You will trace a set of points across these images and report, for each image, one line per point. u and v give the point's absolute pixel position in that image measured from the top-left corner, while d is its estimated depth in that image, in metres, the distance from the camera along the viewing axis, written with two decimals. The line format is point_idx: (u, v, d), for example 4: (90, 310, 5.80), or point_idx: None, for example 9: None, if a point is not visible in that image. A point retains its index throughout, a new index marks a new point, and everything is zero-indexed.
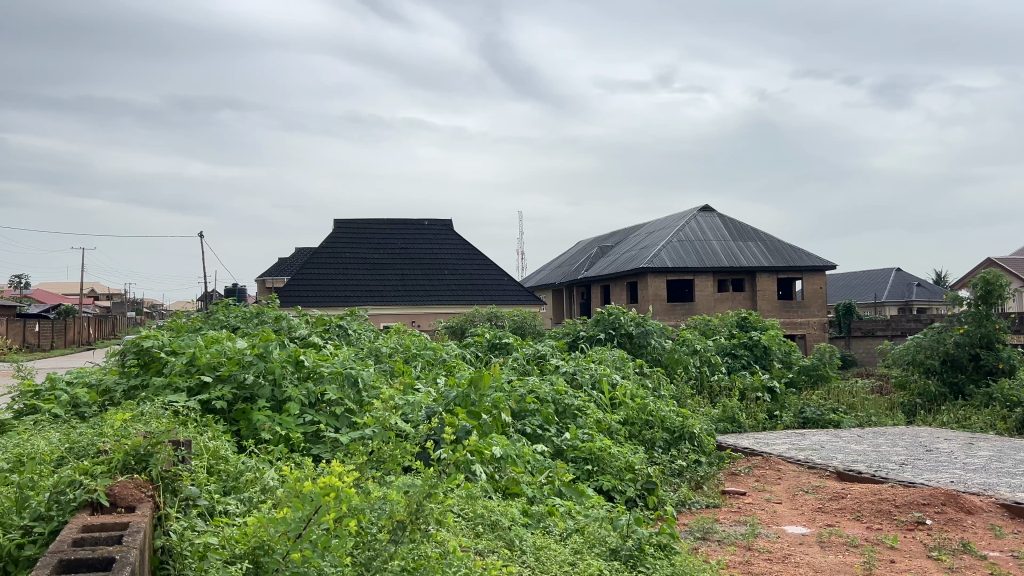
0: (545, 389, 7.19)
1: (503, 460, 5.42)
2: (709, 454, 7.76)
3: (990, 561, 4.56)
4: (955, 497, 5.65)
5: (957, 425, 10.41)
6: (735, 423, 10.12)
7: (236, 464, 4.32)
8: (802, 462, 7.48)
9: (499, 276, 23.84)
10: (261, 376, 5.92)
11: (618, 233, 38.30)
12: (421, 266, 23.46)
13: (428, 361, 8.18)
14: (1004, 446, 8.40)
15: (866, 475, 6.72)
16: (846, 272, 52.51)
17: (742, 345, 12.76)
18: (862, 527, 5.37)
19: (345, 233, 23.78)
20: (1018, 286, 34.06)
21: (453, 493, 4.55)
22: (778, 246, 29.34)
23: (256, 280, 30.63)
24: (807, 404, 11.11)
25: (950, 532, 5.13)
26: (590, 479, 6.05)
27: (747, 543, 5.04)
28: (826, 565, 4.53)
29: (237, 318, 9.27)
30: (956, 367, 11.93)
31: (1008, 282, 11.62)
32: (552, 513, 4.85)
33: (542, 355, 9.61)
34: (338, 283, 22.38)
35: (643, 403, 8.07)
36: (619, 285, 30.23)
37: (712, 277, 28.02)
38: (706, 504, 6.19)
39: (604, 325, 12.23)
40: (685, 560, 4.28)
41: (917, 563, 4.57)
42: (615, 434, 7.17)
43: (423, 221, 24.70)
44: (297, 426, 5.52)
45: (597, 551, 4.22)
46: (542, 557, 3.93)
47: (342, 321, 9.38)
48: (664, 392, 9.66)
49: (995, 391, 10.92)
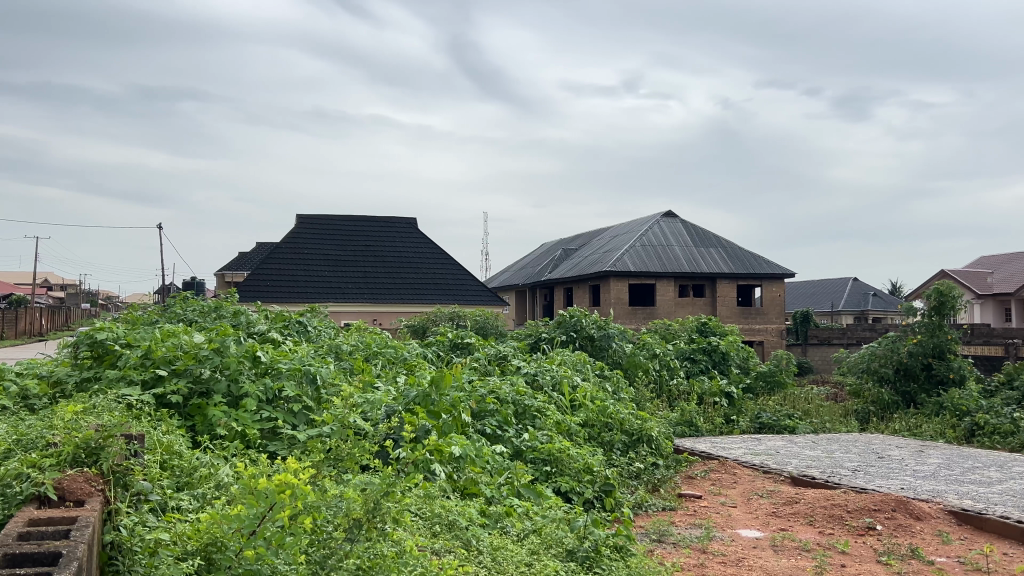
0: (505, 390, 7.21)
1: (462, 460, 5.41)
2: (667, 457, 7.83)
3: (937, 566, 4.66)
4: (905, 503, 5.76)
5: (908, 433, 10.62)
6: (693, 427, 10.26)
7: (190, 459, 4.26)
8: (757, 467, 7.58)
9: (463, 276, 23.80)
10: (218, 371, 5.81)
11: (582, 235, 38.48)
12: (383, 264, 23.29)
13: (388, 360, 8.13)
14: (953, 454, 8.60)
15: (820, 480, 6.83)
16: (804, 281, 53.37)
17: (701, 350, 12.86)
18: (814, 531, 5.46)
19: (307, 228, 23.58)
20: (970, 299, 34.95)
21: (410, 492, 4.52)
22: (738, 253, 29.70)
23: (215, 273, 30.13)
24: (763, 410, 11.23)
25: (899, 537, 5.23)
26: (547, 480, 6.07)
27: (701, 545, 5.10)
28: (778, 569, 4.59)
29: (195, 311, 9.16)
30: (908, 377, 12.16)
31: (960, 293, 11.87)
32: (510, 514, 4.84)
33: (504, 355, 9.63)
34: (299, 280, 22.16)
35: (602, 405, 8.09)
36: (582, 288, 30.36)
37: (673, 282, 28.26)
38: (663, 506, 6.25)
39: (566, 326, 12.23)
40: (640, 562, 4.31)
41: (866, 567, 4.65)
42: (574, 436, 7.18)
43: (387, 220, 24.62)
44: (253, 422, 5.45)
45: (554, 552, 4.23)
46: (498, 557, 3.92)
47: (302, 317, 9.29)
48: (623, 395, 9.73)
49: (945, 401, 11.18)
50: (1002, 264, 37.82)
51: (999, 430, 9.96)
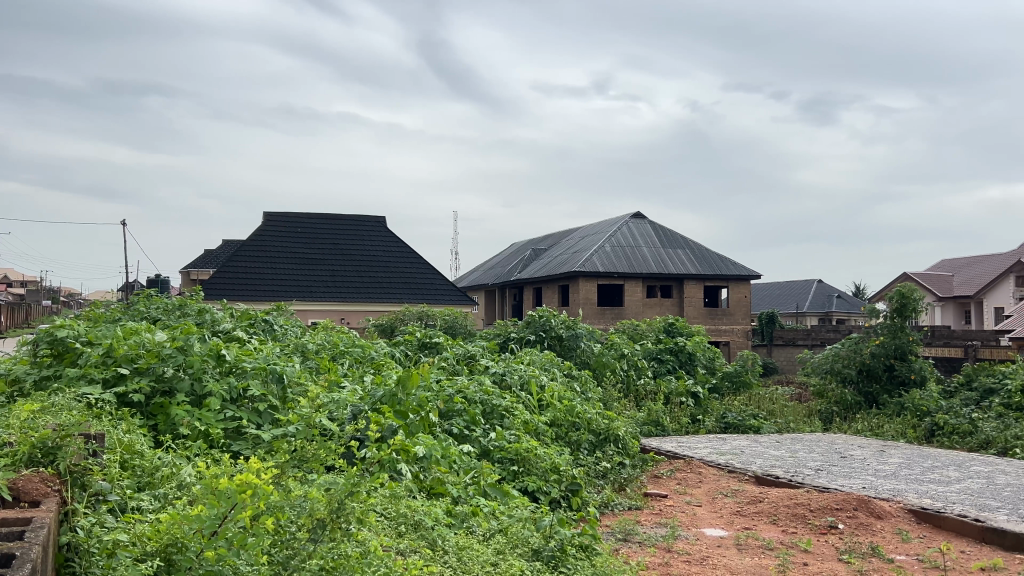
0: (473, 390, 7.20)
1: (428, 459, 5.39)
2: (633, 456, 7.89)
3: (897, 564, 4.73)
4: (867, 502, 5.84)
5: (871, 433, 10.78)
6: (659, 427, 10.35)
7: (151, 459, 4.20)
8: (722, 466, 7.64)
9: (432, 276, 23.74)
10: (181, 369, 5.74)
11: (552, 235, 38.57)
12: (351, 262, 23.17)
13: (356, 359, 8.09)
14: (914, 454, 8.73)
15: (783, 480, 6.90)
16: (770, 283, 53.95)
17: (668, 351, 12.94)
18: (777, 530, 5.51)
19: (274, 225, 23.37)
20: (931, 302, 35.57)
21: (376, 493, 4.49)
22: (705, 255, 29.94)
23: (180, 271, 29.72)
24: (728, 410, 11.35)
25: (861, 536, 5.31)
26: (514, 480, 6.07)
27: (666, 544, 5.13)
28: (742, 567, 4.64)
29: (158, 309, 9.03)
30: (871, 377, 12.33)
31: (921, 295, 12.08)
32: (476, 514, 4.84)
33: (472, 355, 9.62)
34: (266, 278, 21.98)
35: (570, 405, 8.09)
36: (551, 288, 30.42)
37: (641, 283, 28.43)
38: (629, 506, 6.28)
39: (535, 326, 12.24)
40: (605, 562, 4.32)
41: (828, 566, 4.71)
42: (542, 436, 7.18)
43: (356, 218, 24.49)
44: (216, 421, 5.38)
45: (519, 552, 4.23)
46: (464, 557, 3.91)
47: (268, 316, 9.21)
48: (590, 394, 9.78)
49: (906, 402, 11.36)
50: (961, 268, 38.56)
51: (958, 430, 10.15)
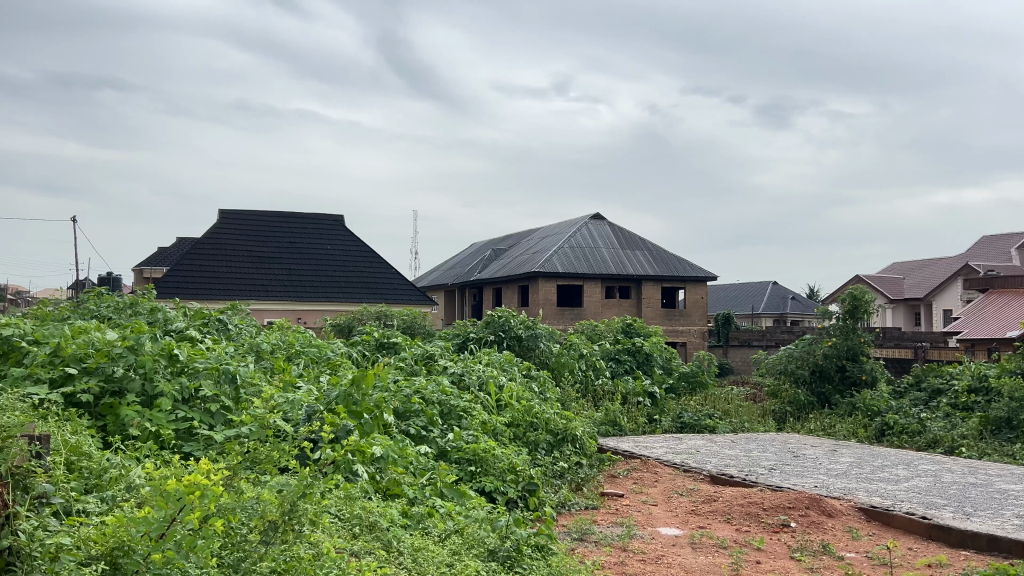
0: (431, 391, 7.17)
1: (385, 460, 5.37)
2: (590, 456, 7.94)
3: (846, 561, 4.81)
4: (818, 501, 5.95)
5: (823, 433, 10.95)
6: (616, 426, 10.43)
7: (99, 460, 4.11)
8: (677, 466, 7.71)
9: (391, 276, 23.61)
10: (131, 369, 5.62)
11: (512, 236, 38.62)
12: (309, 261, 22.95)
13: (312, 359, 8.01)
14: (864, 454, 8.87)
15: (736, 479, 7.00)
16: (727, 285, 54.62)
17: (626, 351, 13.03)
18: (731, 529, 5.58)
19: (230, 223, 23.07)
20: (882, 304, 36.33)
21: (330, 494, 4.46)
22: (664, 256, 30.21)
23: (132, 269, 29.23)
24: (684, 410, 11.47)
25: (812, 534, 5.40)
26: (471, 481, 6.06)
27: (622, 544, 5.16)
28: (696, 566, 4.68)
29: (109, 308, 8.86)
30: (823, 378, 12.54)
31: (872, 297, 12.33)
32: (432, 515, 4.81)
33: (430, 355, 9.59)
34: (221, 277, 21.71)
35: (528, 405, 8.09)
36: (511, 288, 30.44)
37: (600, 284, 28.60)
38: (586, 506, 6.30)
39: (494, 326, 12.22)
40: (561, 561, 4.34)
41: (780, 564, 4.77)
42: (500, 436, 7.17)
43: (314, 216, 24.28)
44: (167, 422, 5.30)
45: (475, 552, 4.22)
46: (419, 557, 3.90)
47: (222, 315, 9.09)
48: (548, 395, 9.81)
49: (858, 402, 11.57)
50: (912, 271, 39.45)
51: (907, 430, 10.37)
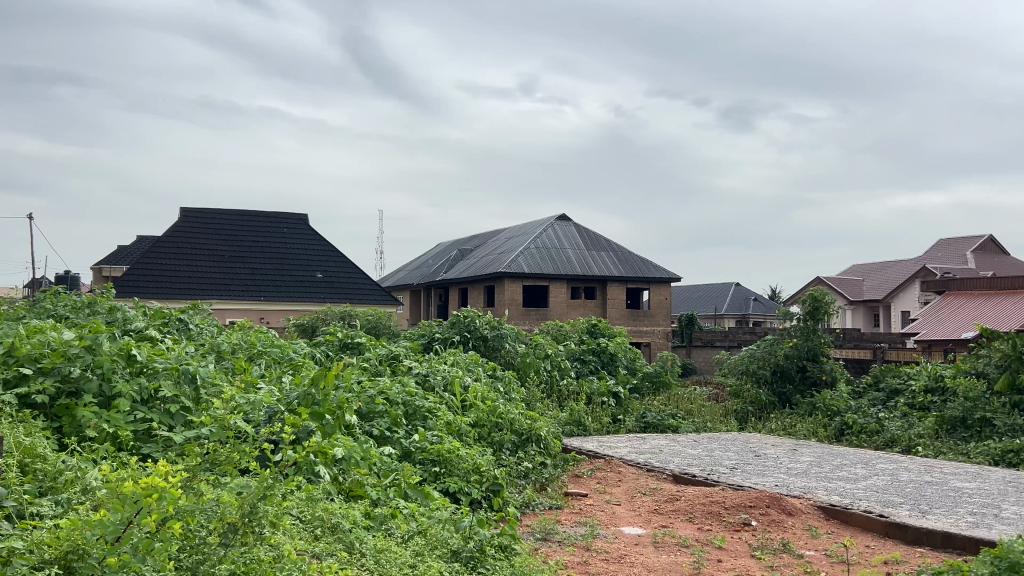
0: (395, 391, 7.14)
1: (347, 461, 5.35)
2: (554, 456, 7.96)
3: (805, 559, 4.88)
4: (778, 500, 6.02)
5: (784, 433, 11.09)
6: (581, 426, 10.47)
7: (54, 463, 4.04)
8: (641, 466, 7.76)
9: (356, 275, 23.46)
10: (88, 369, 5.52)
11: (479, 236, 38.59)
12: (272, 261, 22.72)
13: (273, 360, 7.94)
14: (824, 453, 8.99)
15: (699, 478, 7.06)
16: (691, 286, 55.12)
17: (591, 351, 13.08)
18: (693, 527, 5.63)
19: (192, 221, 22.77)
20: (842, 305, 36.93)
21: (292, 496, 4.42)
22: (629, 257, 30.41)
23: (91, 268, 28.73)
24: (648, 409, 11.56)
25: (772, 532, 5.46)
26: (435, 481, 6.04)
27: (585, 544, 5.17)
28: (658, 565, 4.71)
29: (66, 307, 8.70)
30: (784, 378, 12.71)
31: (832, 299, 12.51)
32: (395, 516, 4.79)
33: (395, 356, 9.55)
34: (182, 276, 21.42)
35: (493, 406, 8.09)
36: (477, 289, 30.43)
37: (565, 284, 28.70)
38: (549, 506, 6.32)
39: (460, 326, 12.20)
40: (524, 561, 4.34)
41: (741, 562, 4.82)
42: (464, 436, 7.16)
43: (277, 215, 24.04)
44: (125, 423, 5.22)
45: (438, 553, 4.21)
46: (381, 558, 3.88)
47: (183, 314, 8.96)
48: (513, 395, 9.82)
49: (818, 401, 11.74)
50: (871, 272, 40.13)
51: (865, 429, 10.54)
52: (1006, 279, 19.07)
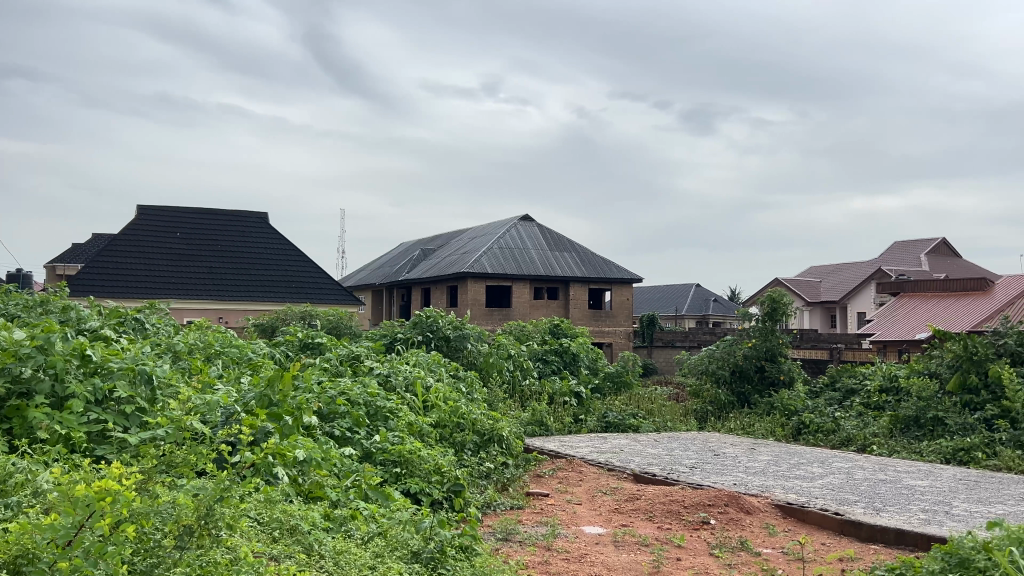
0: (357, 392, 7.09)
1: (307, 463, 5.30)
2: (516, 457, 7.97)
3: (762, 557, 4.95)
4: (737, 499, 6.09)
5: (742, 432, 11.23)
6: (543, 426, 10.50)
7: (3, 465, 3.94)
8: (602, 465, 7.80)
9: (317, 275, 23.27)
10: (40, 369, 5.40)
11: (442, 236, 38.49)
12: (231, 259, 22.43)
13: (231, 360, 7.84)
14: (782, 452, 9.14)
15: (659, 477, 7.13)
16: (652, 287, 55.56)
17: (553, 351, 13.13)
18: (653, 526, 5.68)
19: (149, 219, 22.41)
20: (799, 306, 37.50)
21: (250, 498, 4.38)
22: (591, 258, 30.56)
23: (44, 266, 28.10)
24: (609, 409, 11.63)
25: (731, 531, 5.52)
26: (396, 482, 6.02)
27: (546, 544, 5.18)
28: (618, 564, 4.73)
29: (17, 306, 8.50)
30: (743, 378, 12.86)
31: (790, 300, 12.69)
32: (355, 517, 4.76)
33: (356, 356, 9.48)
34: (138, 274, 21.06)
35: (455, 406, 8.07)
36: (440, 289, 30.36)
37: (528, 284, 28.75)
38: (511, 506, 6.33)
39: (422, 326, 12.16)
40: (484, 562, 4.35)
41: (699, 561, 4.87)
42: (425, 437, 7.14)
43: (237, 213, 23.74)
44: (79, 425, 5.13)
45: (398, 554, 4.19)
46: (341, 560, 3.86)
47: (139, 313, 8.82)
48: (476, 395, 9.81)
49: (776, 401, 11.90)
50: (827, 275, 40.80)
51: (822, 428, 10.72)
52: (959, 281, 19.48)
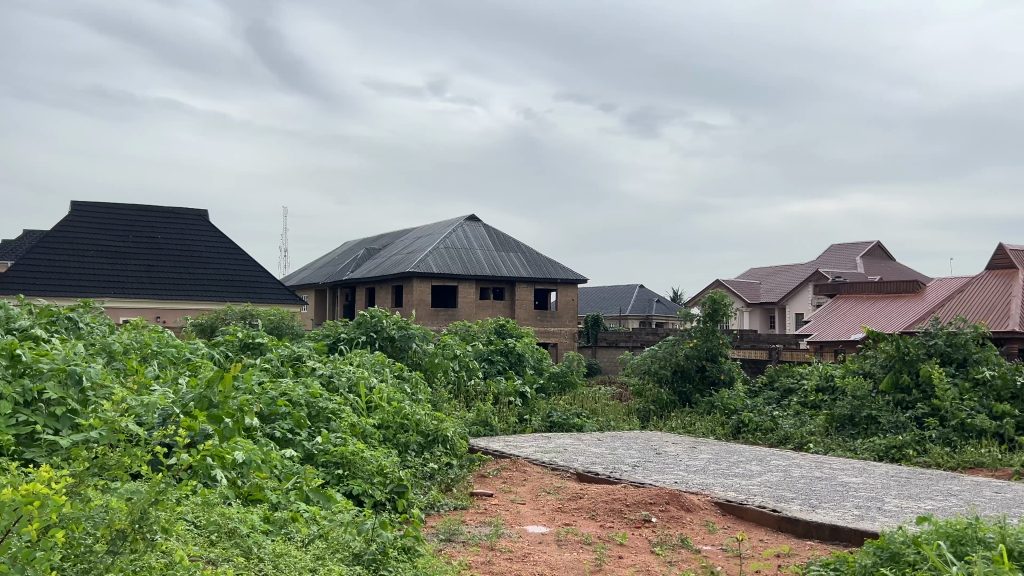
0: (298, 393, 7.01)
1: (248, 465, 5.21)
2: (460, 457, 7.95)
3: (702, 554, 5.03)
4: (677, 497, 6.17)
5: (683, 430, 11.43)
6: (487, 426, 10.50)
7: None
8: (546, 465, 7.85)
9: (258, 273, 22.92)
10: None
11: (387, 234, 38.24)
12: (169, 258, 21.96)
13: (169, 361, 7.68)
14: (721, 450, 9.31)
15: (602, 476, 7.19)
16: (597, 288, 56.04)
17: (498, 351, 13.13)
18: (596, 525, 5.72)
19: (83, 216, 21.81)
20: (740, 307, 38.20)
21: (187, 501, 4.29)
22: (536, 258, 30.68)
23: None
24: (553, 409, 11.69)
25: (671, 528, 5.60)
26: (338, 485, 5.96)
27: (489, 543, 5.19)
28: (561, 563, 4.76)
29: None
30: (685, 377, 13.05)
31: (731, 301, 12.91)
32: (295, 520, 4.70)
33: (298, 356, 9.36)
34: (71, 272, 20.49)
35: (399, 407, 8.02)
36: (384, 288, 30.14)
37: (474, 284, 28.73)
38: (454, 506, 6.32)
39: (366, 327, 12.06)
40: (427, 562, 4.34)
41: (640, 558, 4.93)
42: (369, 438, 7.09)
43: (175, 210, 23.24)
44: (6, 428, 4.97)
45: (339, 556, 4.16)
46: (280, 563, 3.80)
47: (72, 312, 8.58)
48: (420, 395, 9.77)
49: (716, 400, 12.11)
50: (767, 276, 41.66)
51: (761, 427, 10.95)
52: (893, 283, 20.04)
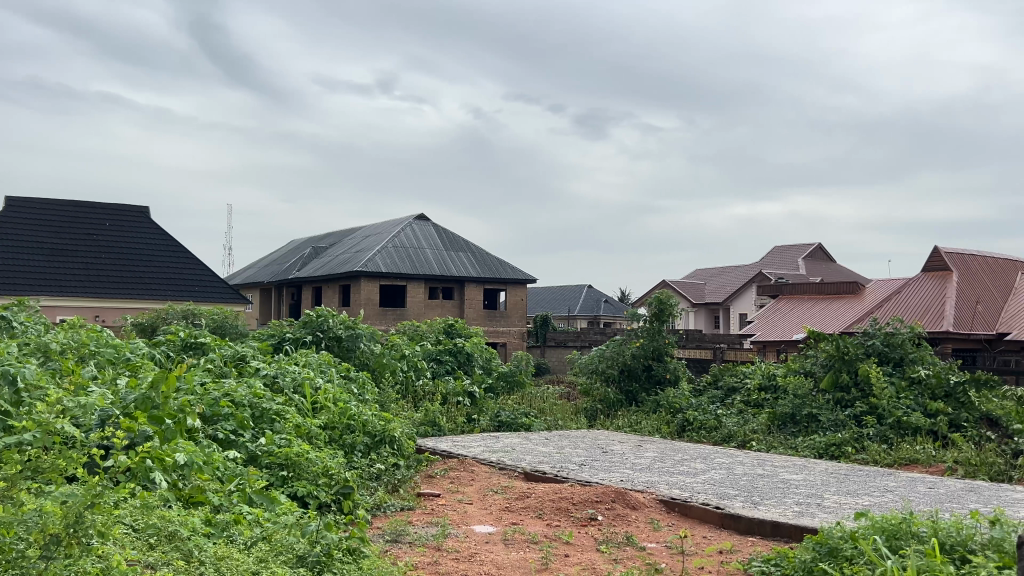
0: (242, 393, 6.90)
1: (189, 467, 5.11)
2: (407, 457, 7.90)
3: (646, 551, 5.09)
4: (623, 495, 6.23)
5: (630, 429, 11.55)
6: (435, 426, 10.46)
7: None
8: (494, 464, 7.85)
9: (200, 272, 22.51)
10: None
11: (335, 233, 37.83)
12: (108, 255, 21.45)
13: (108, 360, 7.50)
14: (666, 448, 9.43)
15: (549, 475, 7.23)
16: (547, 287, 56.24)
17: (447, 351, 13.09)
18: (542, 524, 5.75)
19: (18, 212, 21.19)
20: (686, 307, 38.71)
21: (125, 504, 4.20)
22: (485, 258, 30.68)
23: None
24: (502, 408, 11.69)
25: (617, 526, 5.66)
26: (282, 486, 5.89)
27: (436, 544, 5.18)
28: (507, 562, 4.78)
29: None
30: (631, 377, 13.17)
31: (677, 301, 13.05)
32: (238, 522, 4.63)
33: (242, 357, 9.21)
34: (5, 269, 19.87)
35: (345, 407, 7.94)
36: (332, 288, 29.82)
37: (423, 284, 28.60)
38: (401, 507, 6.29)
39: (312, 326, 11.92)
40: (373, 563, 4.31)
41: (587, 556, 4.97)
42: (314, 439, 7.01)
43: (115, 207, 22.72)
44: None
45: (283, 559, 4.10)
46: (221, 567, 3.74)
47: (5, 311, 8.31)
48: (367, 396, 9.69)
49: (662, 399, 12.25)
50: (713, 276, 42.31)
51: (705, 425, 11.13)
52: (834, 283, 20.52)
